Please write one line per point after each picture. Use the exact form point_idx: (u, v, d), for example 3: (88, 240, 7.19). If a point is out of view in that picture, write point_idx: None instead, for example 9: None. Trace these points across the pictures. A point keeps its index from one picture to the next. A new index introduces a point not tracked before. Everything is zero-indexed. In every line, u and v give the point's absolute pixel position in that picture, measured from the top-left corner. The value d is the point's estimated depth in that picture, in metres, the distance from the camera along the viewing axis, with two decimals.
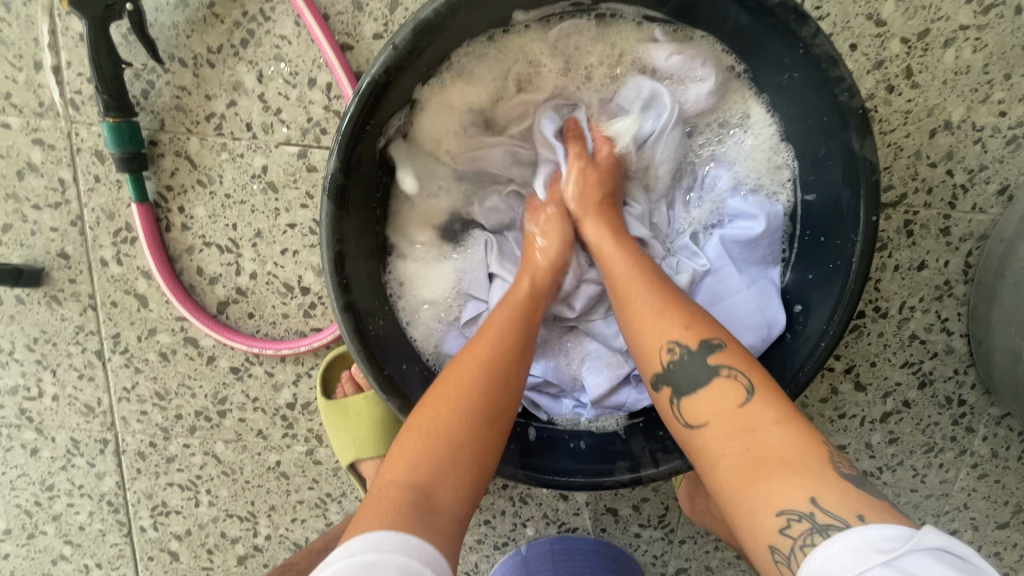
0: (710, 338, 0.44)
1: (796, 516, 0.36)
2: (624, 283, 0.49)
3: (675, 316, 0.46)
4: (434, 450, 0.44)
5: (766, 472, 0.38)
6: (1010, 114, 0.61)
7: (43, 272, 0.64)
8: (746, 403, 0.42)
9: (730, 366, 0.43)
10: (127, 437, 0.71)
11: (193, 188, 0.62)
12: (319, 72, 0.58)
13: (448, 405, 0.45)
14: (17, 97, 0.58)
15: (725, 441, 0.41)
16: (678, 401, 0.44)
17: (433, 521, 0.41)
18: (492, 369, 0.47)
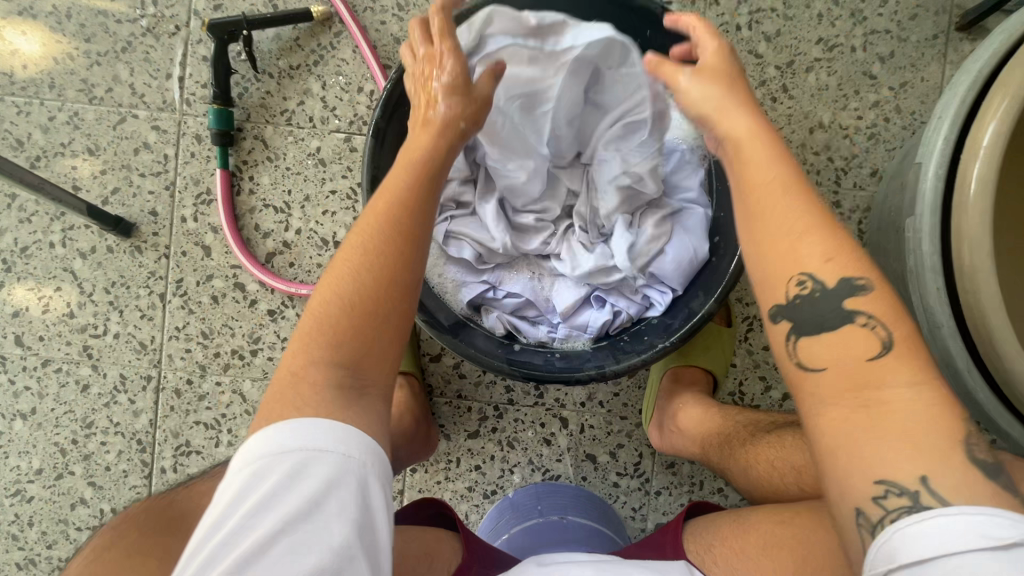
0: (851, 277, 0.39)
1: (896, 491, 0.34)
2: (770, 196, 0.41)
3: (823, 243, 0.39)
4: (337, 320, 0.43)
5: (866, 432, 0.35)
6: (865, 118, 0.84)
7: (135, 226, 0.82)
8: (878, 355, 0.37)
9: (873, 313, 0.38)
10: (169, 374, 0.83)
11: (263, 162, 0.82)
12: (366, 83, 0.82)
13: (340, 284, 0.44)
14: (149, 97, 0.81)
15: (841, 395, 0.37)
16: (799, 340, 0.40)
17: (355, 400, 0.41)
18: (368, 254, 0.45)
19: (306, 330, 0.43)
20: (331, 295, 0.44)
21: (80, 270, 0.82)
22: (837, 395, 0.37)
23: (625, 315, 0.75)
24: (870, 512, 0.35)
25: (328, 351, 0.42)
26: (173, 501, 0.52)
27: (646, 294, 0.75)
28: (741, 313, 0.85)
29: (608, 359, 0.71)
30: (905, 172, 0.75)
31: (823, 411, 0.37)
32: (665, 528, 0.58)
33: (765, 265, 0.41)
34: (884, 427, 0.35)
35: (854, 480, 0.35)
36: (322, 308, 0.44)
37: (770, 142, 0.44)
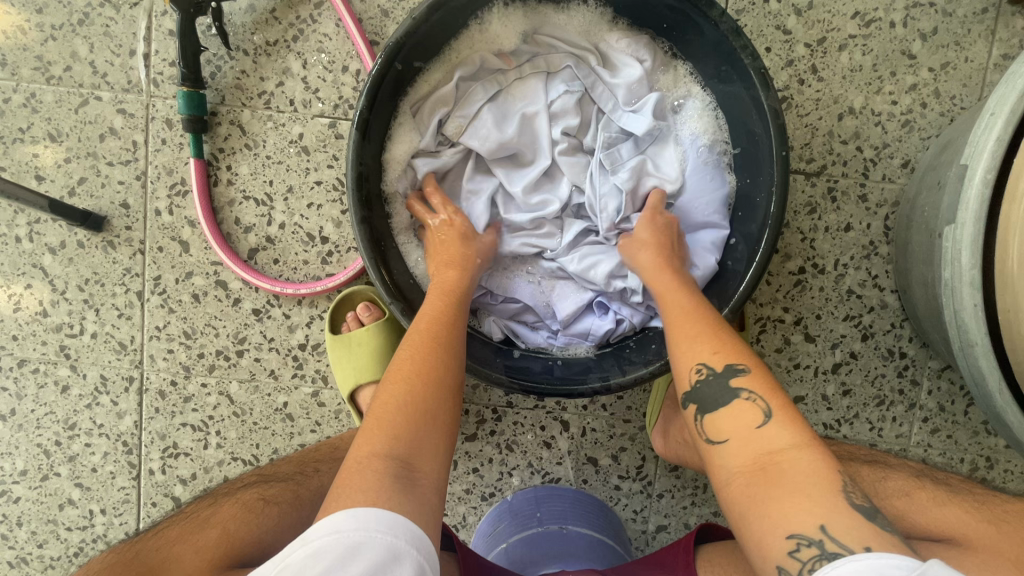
0: (734, 363, 0.50)
1: (806, 542, 0.40)
2: (681, 313, 0.56)
3: (707, 343, 0.52)
4: (396, 421, 0.51)
5: (771, 496, 0.43)
6: (900, 103, 0.77)
7: (105, 219, 0.76)
8: (762, 425, 0.47)
9: (748, 390, 0.49)
10: (152, 374, 0.79)
11: (241, 150, 0.75)
12: (351, 61, 0.74)
13: (402, 387, 0.53)
14: (112, 76, 0.74)
15: (739, 459, 0.46)
16: (704, 417, 0.50)
17: (411, 486, 0.47)
18: (425, 359, 0.55)
19: (368, 432, 0.51)
20: (391, 399, 0.53)
21: (51, 266, 0.77)
22: (741, 467, 0.46)
23: (629, 323, 0.70)
24: (790, 566, 0.40)
25: (390, 442, 0.49)
26: (137, 553, 0.52)
27: (653, 302, 0.71)
28: (753, 313, 0.80)
29: (613, 371, 0.66)
30: (943, 168, 0.68)
31: (735, 483, 0.45)
32: (679, 543, 0.63)
33: (679, 355, 0.53)
34: (783, 488, 0.43)
35: (769, 538, 0.42)
36: (383, 412, 0.52)
37: (667, 270, 0.62)
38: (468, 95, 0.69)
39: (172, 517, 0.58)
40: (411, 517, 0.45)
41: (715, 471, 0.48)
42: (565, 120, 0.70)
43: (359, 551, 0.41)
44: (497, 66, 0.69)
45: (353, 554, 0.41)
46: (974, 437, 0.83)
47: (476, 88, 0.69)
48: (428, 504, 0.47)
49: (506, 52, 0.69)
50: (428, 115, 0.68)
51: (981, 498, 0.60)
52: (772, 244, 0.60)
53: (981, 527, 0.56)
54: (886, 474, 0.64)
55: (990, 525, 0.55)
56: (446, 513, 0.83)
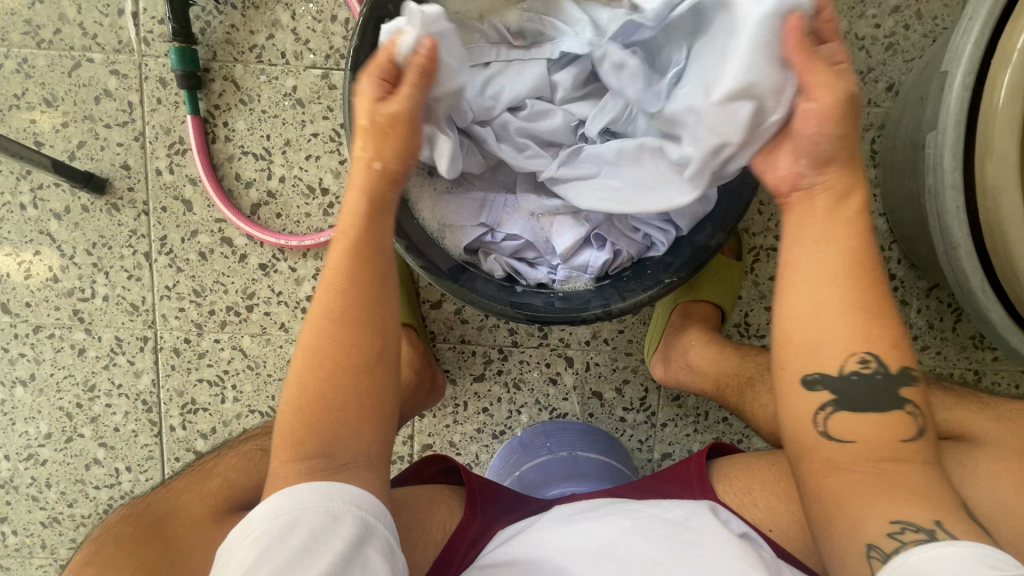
0: (912, 367, 0.44)
1: (912, 528, 0.40)
2: (844, 267, 0.45)
3: (887, 331, 0.45)
4: (315, 412, 0.49)
5: (886, 490, 0.42)
6: (883, 26, 0.78)
7: (108, 182, 0.77)
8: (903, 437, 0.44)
9: (909, 398, 0.44)
10: (165, 333, 0.81)
11: (236, 106, 0.76)
12: (340, 10, 0.75)
13: (317, 371, 0.50)
14: (102, 37, 0.74)
15: (856, 457, 0.44)
16: (826, 409, 0.45)
17: (337, 473, 0.48)
18: (338, 336, 0.50)
19: (287, 414, 0.50)
20: (304, 372, 0.50)
21: (57, 232, 0.78)
22: (858, 462, 0.44)
23: (627, 254, 0.73)
24: (884, 545, 0.40)
25: (306, 434, 0.48)
26: (148, 504, 0.54)
27: (649, 233, 0.72)
28: (747, 243, 0.83)
29: (614, 298, 0.69)
30: (926, 83, 0.70)
31: (844, 473, 0.44)
32: (689, 459, 0.63)
33: (817, 324, 0.45)
34: (896, 485, 0.42)
35: (868, 522, 0.42)
36: (298, 388, 0.50)
37: (837, 219, 0.46)
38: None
39: (196, 464, 0.61)
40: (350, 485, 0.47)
41: (811, 458, 0.45)
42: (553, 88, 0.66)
43: (298, 526, 0.44)
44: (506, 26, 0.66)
45: (292, 528, 0.44)
46: (962, 352, 0.86)
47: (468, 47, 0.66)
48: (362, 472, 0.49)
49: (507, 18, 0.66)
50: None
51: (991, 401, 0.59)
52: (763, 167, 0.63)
53: (990, 424, 0.55)
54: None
55: (999, 423, 0.55)
56: (459, 453, 0.86)
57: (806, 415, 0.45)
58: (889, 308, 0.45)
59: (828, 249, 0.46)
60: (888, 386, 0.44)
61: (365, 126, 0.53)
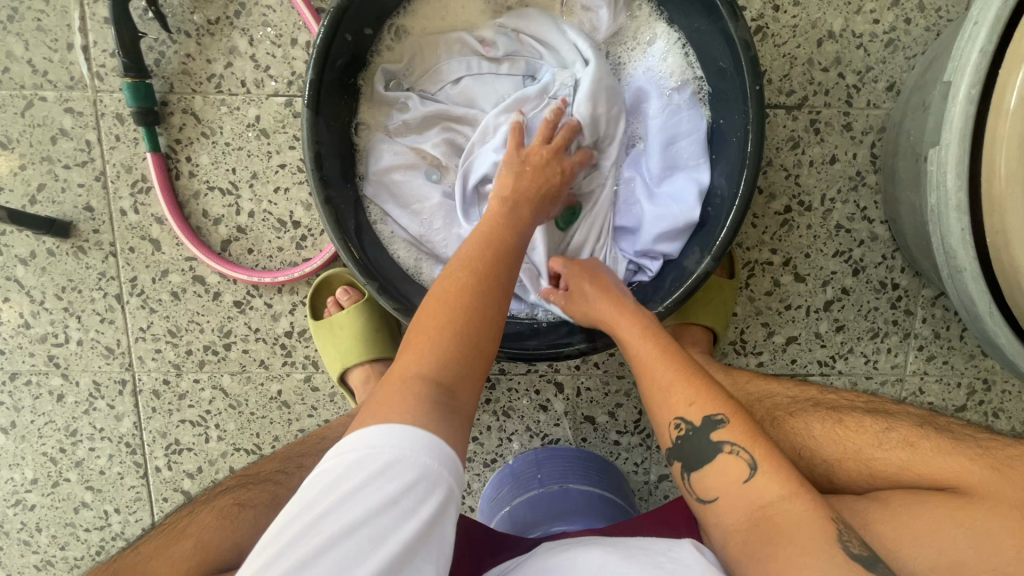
0: (711, 415, 0.53)
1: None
2: (644, 359, 0.58)
3: (682, 393, 0.55)
4: (446, 344, 0.45)
5: (764, 537, 0.45)
6: (882, 21, 0.73)
7: (72, 225, 0.74)
8: (749, 479, 0.49)
9: (730, 441, 0.51)
10: (143, 375, 0.79)
11: (198, 140, 0.73)
12: (299, 33, 0.71)
13: (456, 298, 0.47)
14: (53, 74, 0.70)
15: (734, 512, 0.48)
16: (692, 476, 0.53)
17: (451, 413, 0.43)
18: (486, 275, 0.49)
19: (410, 346, 0.46)
20: (437, 310, 0.47)
21: (25, 277, 0.76)
22: (737, 517, 0.48)
23: None
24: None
25: (435, 363, 0.45)
26: (113, 575, 0.51)
27: (636, 261, 0.69)
28: (741, 258, 0.79)
29: (599, 330, 0.65)
30: (928, 85, 0.65)
31: (732, 533, 0.48)
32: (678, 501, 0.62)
33: (662, 407, 0.56)
34: (778, 531, 0.45)
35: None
36: (429, 322, 0.47)
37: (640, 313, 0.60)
38: (433, 71, 0.66)
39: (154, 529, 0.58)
40: (449, 445, 0.41)
41: (712, 529, 0.50)
42: (522, 97, 0.65)
43: (387, 471, 0.38)
44: (473, 47, 0.66)
45: (382, 476, 0.38)
46: (970, 360, 0.82)
47: (438, 64, 0.66)
48: (466, 431, 0.43)
49: (478, 31, 0.66)
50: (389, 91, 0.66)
51: (986, 444, 0.54)
52: (755, 185, 0.58)
53: (988, 474, 0.51)
54: (890, 423, 0.59)
55: (996, 472, 0.51)
56: None
57: (682, 488, 0.54)
58: (701, 377, 0.56)
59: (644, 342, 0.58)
60: (722, 449, 0.51)
61: (553, 158, 0.60)
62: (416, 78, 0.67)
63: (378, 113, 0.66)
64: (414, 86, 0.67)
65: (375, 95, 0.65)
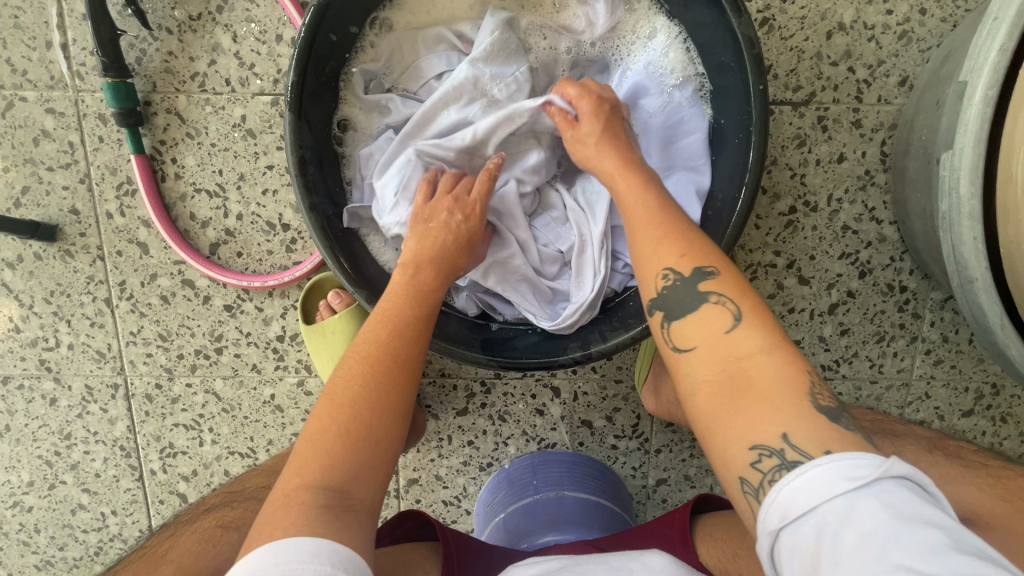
0: (703, 266, 0.44)
1: (767, 451, 0.36)
2: (637, 214, 0.49)
3: (674, 244, 0.46)
4: (343, 445, 0.45)
5: (733, 401, 0.38)
6: (896, 12, 0.69)
7: (57, 228, 0.73)
8: (731, 330, 0.41)
9: (718, 293, 0.42)
10: (135, 379, 0.79)
11: (183, 140, 0.71)
12: (284, 29, 0.68)
13: (355, 396, 0.48)
14: (32, 73, 0.68)
15: (709, 364, 0.41)
16: (670, 328, 0.44)
17: (348, 517, 0.42)
18: (383, 369, 0.50)
19: (310, 454, 0.45)
20: (334, 415, 0.47)
21: (13, 281, 0.75)
22: (709, 374, 0.40)
23: (608, 287, 0.67)
24: (750, 476, 0.36)
25: (330, 467, 0.44)
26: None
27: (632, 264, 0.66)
28: (744, 261, 0.76)
29: (594, 338, 0.63)
30: (942, 83, 0.62)
31: (700, 392, 0.40)
32: (674, 513, 0.58)
33: (640, 266, 0.47)
34: (754, 394, 0.38)
35: (732, 448, 0.37)
36: (322, 432, 0.46)
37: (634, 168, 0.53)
38: (413, 67, 0.64)
39: (133, 555, 0.57)
40: (342, 542, 0.40)
41: (680, 379, 0.43)
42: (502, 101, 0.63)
43: None
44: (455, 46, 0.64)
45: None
46: (979, 365, 0.80)
47: (419, 59, 0.64)
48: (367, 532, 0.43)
49: (458, 25, 0.63)
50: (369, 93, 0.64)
51: (997, 472, 0.55)
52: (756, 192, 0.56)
53: (997, 504, 0.51)
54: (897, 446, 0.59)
55: (1006, 503, 0.51)
56: (446, 486, 0.83)
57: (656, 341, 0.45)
58: (692, 230, 0.47)
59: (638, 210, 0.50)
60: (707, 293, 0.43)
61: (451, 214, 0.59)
62: (397, 76, 0.65)
63: (364, 116, 0.64)
64: (396, 85, 0.65)
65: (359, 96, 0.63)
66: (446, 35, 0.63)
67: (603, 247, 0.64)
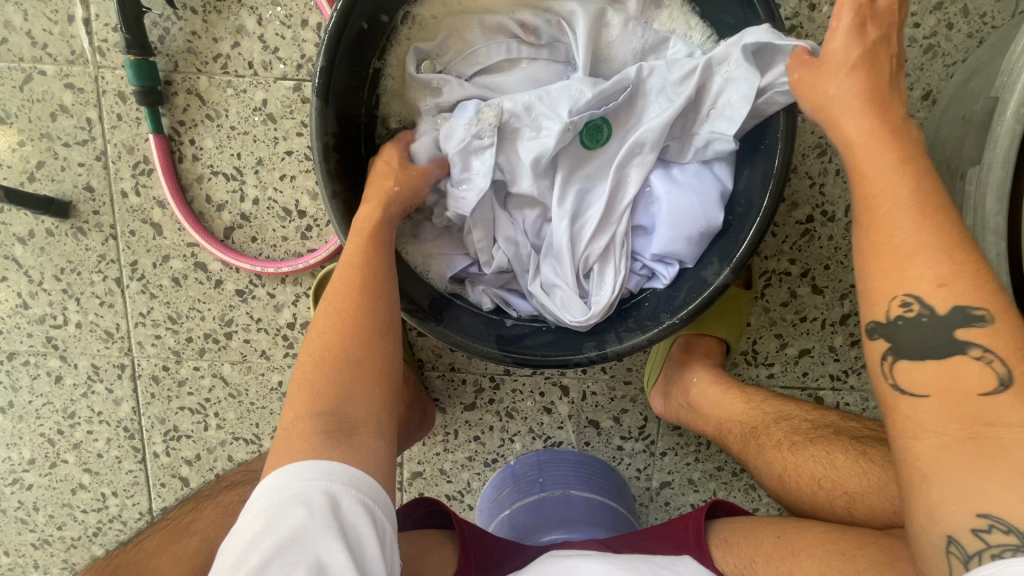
0: (969, 307, 0.39)
1: (1002, 526, 0.34)
2: (875, 207, 0.45)
3: (937, 263, 0.40)
4: (333, 375, 0.49)
5: (984, 464, 0.36)
6: (923, 25, 0.69)
7: (71, 205, 0.72)
8: (991, 393, 0.38)
9: (984, 345, 0.39)
10: (143, 361, 0.78)
11: (203, 122, 0.70)
12: (310, 14, 0.67)
13: (336, 333, 0.52)
14: (53, 47, 0.68)
15: (945, 420, 0.38)
16: (898, 362, 0.41)
17: (349, 435, 0.47)
18: (352, 301, 0.53)
19: (304, 389, 0.49)
20: (318, 356, 0.51)
21: (23, 257, 0.74)
22: (942, 424, 0.38)
23: (625, 288, 0.66)
24: (967, 543, 0.35)
25: (323, 396, 0.49)
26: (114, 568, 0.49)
27: (649, 265, 0.66)
28: (758, 267, 0.77)
29: (610, 339, 0.63)
30: (970, 97, 0.62)
31: (922, 436, 0.38)
32: (689, 514, 0.59)
33: (866, 279, 0.44)
34: (999, 463, 0.35)
35: (953, 508, 0.35)
36: (312, 369, 0.50)
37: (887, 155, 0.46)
38: (467, 53, 0.64)
39: (153, 527, 0.57)
40: (349, 461, 0.44)
41: (897, 421, 0.40)
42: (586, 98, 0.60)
43: (298, 498, 0.41)
44: (515, 33, 0.63)
45: (293, 502, 0.41)
46: None
47: (473, 45, 0.64)
48: (373, 443, 0.47)
49: (518, 13, 0.62)
50: (420, 73, 0.63)
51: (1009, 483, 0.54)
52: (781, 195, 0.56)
53: None
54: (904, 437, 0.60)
55: None
56: (450, 480, 0.83)
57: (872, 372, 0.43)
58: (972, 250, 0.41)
59: (865, 196, 0.46)
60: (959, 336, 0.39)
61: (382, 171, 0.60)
62: (449, 59, 0.64)
63: (410, 94, 0.64)
64: (447, 68, 0.64)
65: (404, 77, 0.63)
66: (505, 21, 0.62)
67: (622, 247, 0.64)
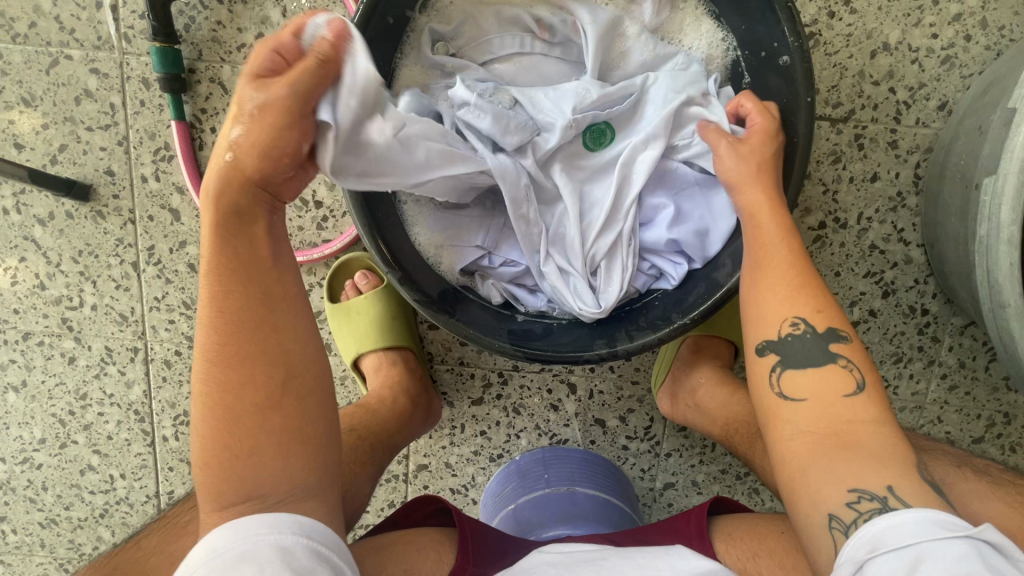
0: (837, 328, 0.48)
1: (867, 496, 0.41)
2: (763, 237, 0.53)
3: (812, 298, 0.50)
4: (246, 442, 0.45)
5: (844, 452, 0.43)
6: (941, 36, 0.70)
7: (91, 188, 0.73)
8: (850, 393, 0.46)
9: (845, 356, 0.47)
10: (156, 345, 0.79)
11: (224, 111, 0.71)
12: (334, 7, 0.68)
13: (233, 394, 0.45)
14: (80, 32, 0.69)
15: (812, 418, 0.46)
16: (783, 372, 0.48)
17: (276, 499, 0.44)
18: (242, 357, 0.45)
19: (212, 460, 0.45)
20: (219, 422, 0.45)
21: (42, 238, 0.75)
22: (812, 423, 0.46)
23: (632, 287, 0.67)
24: (843, 516, 0.41)
25: (237, 463, 0.44)
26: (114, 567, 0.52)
27: (657, 265, 0.66)
28: None
29: (620, 337, 0.63)
30: (986, 109, 0.62)
31: (797, 436, 0.46)
32: (690, 511, 0.59)
33: (763, 308, 0.50)
34: (852, 447, 0.43)
35: (828, 489, 0.43)
36: (217, 437, 0.45)
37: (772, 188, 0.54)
38: (480, 40, 0.64)
39: (152, 524, 0.57)
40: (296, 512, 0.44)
41: (777, 418, 0.47)
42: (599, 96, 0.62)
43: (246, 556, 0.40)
44: (531, 28, 0.64)
45: (242, 560, 0.40)
46: (993, 393, 0.80)
47: (488, 33, 0.64)
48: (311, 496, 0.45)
49: (537, 8, 0.63)
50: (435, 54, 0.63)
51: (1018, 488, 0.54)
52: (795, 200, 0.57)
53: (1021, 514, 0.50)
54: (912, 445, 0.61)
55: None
56: (455, 474, 0.84)
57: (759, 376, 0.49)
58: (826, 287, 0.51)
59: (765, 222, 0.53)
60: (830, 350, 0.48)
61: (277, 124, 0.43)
62: (462, 44, 0.64)
63: (423, 76, 0.64)
64: (460, 52, 0.64)
65: (422, 70, 0.64)
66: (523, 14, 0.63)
67: (631, 244, 0.65)
